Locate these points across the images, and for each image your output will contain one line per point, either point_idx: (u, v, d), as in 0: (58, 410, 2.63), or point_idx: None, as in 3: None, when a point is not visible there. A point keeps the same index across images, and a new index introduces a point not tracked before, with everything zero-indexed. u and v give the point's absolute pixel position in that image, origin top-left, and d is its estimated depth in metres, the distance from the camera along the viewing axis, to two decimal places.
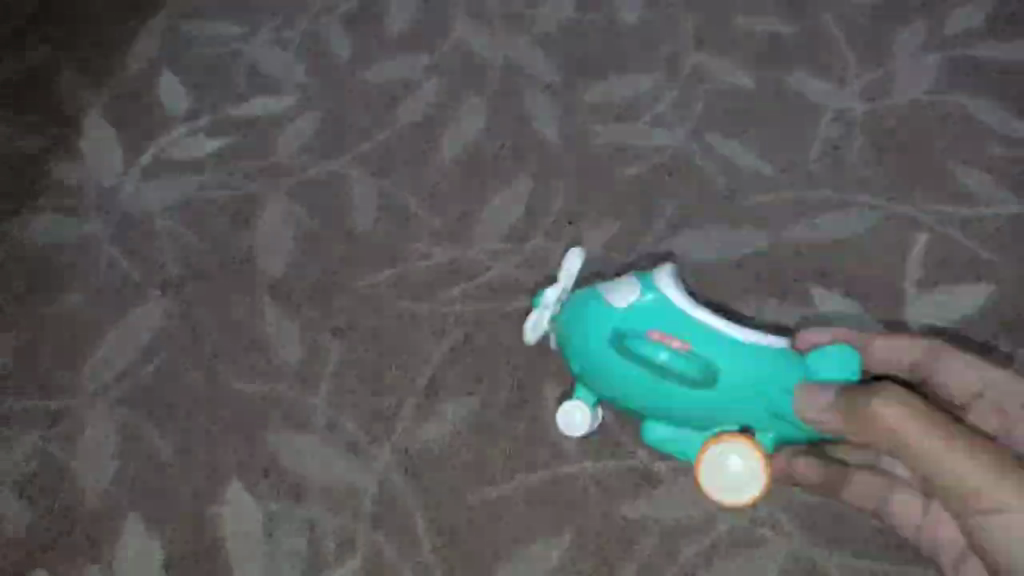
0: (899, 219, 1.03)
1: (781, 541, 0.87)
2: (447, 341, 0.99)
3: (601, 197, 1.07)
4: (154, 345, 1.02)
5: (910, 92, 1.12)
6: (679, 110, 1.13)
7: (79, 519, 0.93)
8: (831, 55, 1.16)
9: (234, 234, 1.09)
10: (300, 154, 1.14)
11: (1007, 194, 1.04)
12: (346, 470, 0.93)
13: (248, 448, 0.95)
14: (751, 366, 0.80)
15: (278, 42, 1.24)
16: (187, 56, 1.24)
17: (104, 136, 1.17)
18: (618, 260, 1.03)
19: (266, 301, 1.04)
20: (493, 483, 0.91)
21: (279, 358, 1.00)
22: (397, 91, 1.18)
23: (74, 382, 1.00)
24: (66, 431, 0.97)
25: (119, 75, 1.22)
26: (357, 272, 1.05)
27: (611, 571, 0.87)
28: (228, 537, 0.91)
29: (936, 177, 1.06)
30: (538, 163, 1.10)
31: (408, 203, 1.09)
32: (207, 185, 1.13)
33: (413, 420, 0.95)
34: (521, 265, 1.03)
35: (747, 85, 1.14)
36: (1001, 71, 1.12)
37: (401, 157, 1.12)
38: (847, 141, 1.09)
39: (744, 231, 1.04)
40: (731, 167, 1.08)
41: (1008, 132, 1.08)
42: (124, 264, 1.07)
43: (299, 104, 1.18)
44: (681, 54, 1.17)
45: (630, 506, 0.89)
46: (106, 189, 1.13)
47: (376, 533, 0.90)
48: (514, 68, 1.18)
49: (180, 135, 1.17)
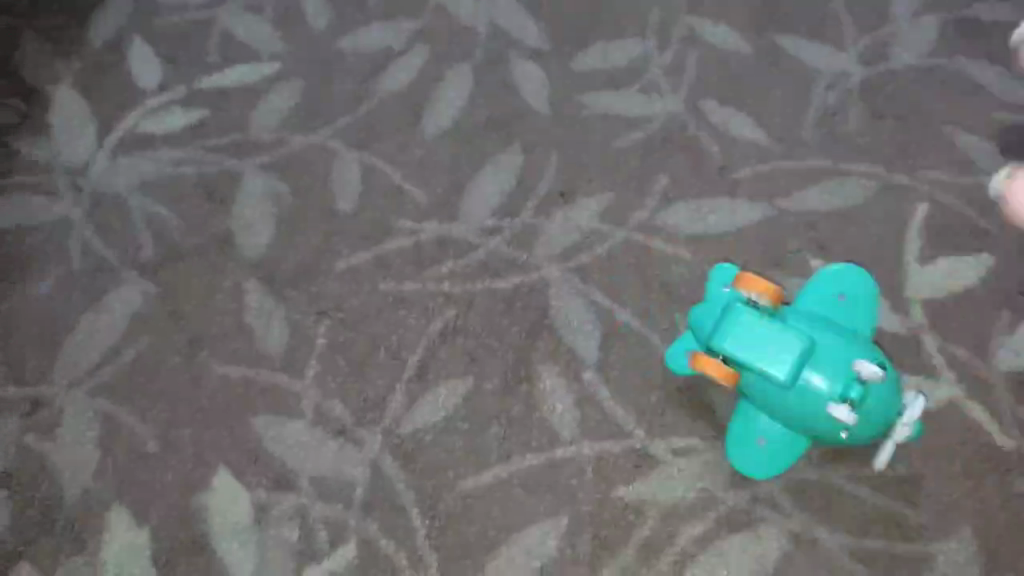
0: (899, 189, 1.00)
1: (780, 520, 0.85)
2: (438, 323, 0.96)
3: (592, 168, 1.04)
4: (131, 331, 0.98)
5: (908, 56, 1.09)
6: (671, 78, 1.09)
7: (62, 513, 0.89)
8: (828, 18, 1.12)
9: (211, 212, 1.04)
10: (277, 127, 1.09)
11: (1006, 161, 1.01)
12: (338, 457, 0.90)
13: (236, 437, 0.92)
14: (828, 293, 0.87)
15: (252, 8, 1.19)
16: (157, 24, 1.18)
17: (70, 112, 1.11)
18: (610, 235, 0.99)
19: (248, 282, 1.00)
20: (489, 468, 0.89)
21: (264, 343, 0.96)
22: (380, 61, 1.13)
23: (50, 371, 0.96)
24: (44, 422, 0.94)
25: (84, 44, 1.16)
26: (342, 250, 1.01)
27: (608, 553, 0.84)
28: (216, 528, 0.88)
29: (933, 144, 1.03)
30: (526, 133, 1.06)
31: (393, 177, 1.05)
32: (183, 163, 1.08)
33: (404, 405, 0.92)
34: (510, 242, 1.00)
35: (742, 51, 1.11)
36: (998, 35, 1.10)
37: (385, 128, 1.08)
38: (844, 109, 1.06)
39: (740, 203, 1.00)
40: (726, 137, 1.05)
41: (1004, 98, 1.06)
42: (97, 246, 1.03)
43: (275, 74, 1.13)
44: (673, 18, 1.13)
45: (626, 487, 0.87)
46: (77, 169, 1.07)
47: (370, 521, 0.87)
48: (500, 35, 1.14)
49: (152, 109, 1.11)
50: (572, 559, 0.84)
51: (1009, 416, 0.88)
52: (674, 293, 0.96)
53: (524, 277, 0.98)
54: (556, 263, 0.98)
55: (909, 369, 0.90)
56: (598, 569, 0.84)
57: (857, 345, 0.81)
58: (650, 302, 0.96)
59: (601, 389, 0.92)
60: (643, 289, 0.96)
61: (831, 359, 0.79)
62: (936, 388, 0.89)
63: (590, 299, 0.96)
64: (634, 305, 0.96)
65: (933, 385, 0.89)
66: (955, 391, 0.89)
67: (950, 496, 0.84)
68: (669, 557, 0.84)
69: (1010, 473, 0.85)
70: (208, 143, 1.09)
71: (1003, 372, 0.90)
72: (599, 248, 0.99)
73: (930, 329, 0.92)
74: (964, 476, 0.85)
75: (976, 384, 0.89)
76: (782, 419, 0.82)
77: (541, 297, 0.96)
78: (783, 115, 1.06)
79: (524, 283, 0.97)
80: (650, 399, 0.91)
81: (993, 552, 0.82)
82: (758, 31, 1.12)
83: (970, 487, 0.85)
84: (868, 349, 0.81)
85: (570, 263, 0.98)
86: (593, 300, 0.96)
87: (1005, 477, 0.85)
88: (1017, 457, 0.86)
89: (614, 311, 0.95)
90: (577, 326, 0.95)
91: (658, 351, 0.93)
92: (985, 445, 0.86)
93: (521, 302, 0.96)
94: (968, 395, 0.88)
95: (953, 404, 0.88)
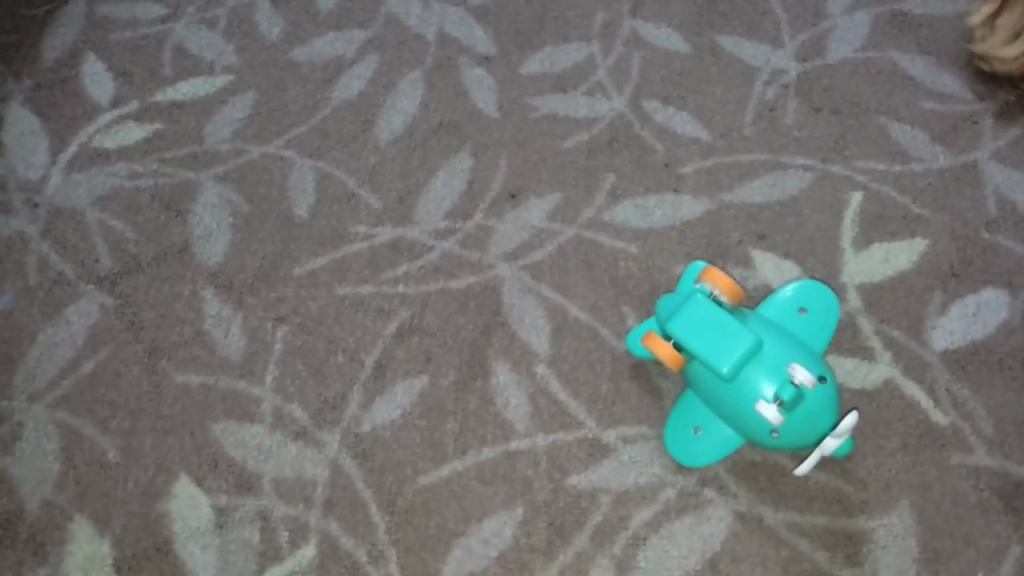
0: (835, 179, 1.04)
1: (727, 501, 0.88)
2: (394, 324, 0.98)
3: (542, 168, 1.06)
4: (90, 343, 0.99)
5: (842, 51, 1.13)
6: (616, 79, 1.12)
7: (23, 525, 0.90)
8: (765, 17, 1.16)
9: (167, 223, 1.06)
10: (232, 138, 1.11)
11: (937, 149, 1.06)
12: (298, 458, 0.92)
13: (196, 442, 0.93)
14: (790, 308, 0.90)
15: (205, 22, 1.20)
16: (110, 40, 1.19)
17: (25, 129, 1.12)
18: (559, 233, 1.02)
19: (206, 291, 1.01)
20: (446, 462, 0.91)
21: (223, 350, 0.98)
22: (333, 70, 1.15)
23: (9, 386, 0.97)
24: (4, 436, 0.94)
25: (37, 62, 1.17)
26: (298, 256, 1.03)
27: (563, 541, 0.87)
28: (178, 533, 0.89)
29: (868, 135, 1.07)
30: (477, 136, 1.09)
31: (347, 183, 1.07)
32: (139, 176, 1.09)
33: (362, 405, 0.94)
34: (463, 242, 1.02)
35: (683, 51, 1.14)
36: (927, 29, 1.14)
37: (339, 135, 1.10)
38: (782, 104, 1.09)
39: (684, 197, 1.04)
40: (670, 134, 1.08)
41: (934, 88, 1.10)
42: (54, 260, 1.03)
43: (229, 85, 1.15)
44: (617, 21, 1.17)
45: (579, 475, 0.89)
46: (33, 185, 1.08)
47: (331, 520, 0.89)
48: (450, 42, 1.17)
49: (107, 123, 1.13)
50: (528, 547, 0.87)
51: (943, 394, 0.92)
52: (622, 287, 0.99)
53: (477, 277, 1.00)
54: (508, 262, 1.01)
55: (846, 352, 0.94)
56: (554, 555, 0.86)
57: (804, 356, 0.83)
58: (600, 297, 0.98)
59: (554, 382, 0.94)
60: (593, 284, 0.99)
61: (774, 364, 0.82)
62: (871, 369, 0.93)
63: (541, 295, 0.99)
64: (584, 300, 0.98)
65: (870, 367, 0.93)
66: (893, 371, 0.93)
67: (889, 472, 0.88)
68: (622, 541, 0.86)
69: (944, 448, 0.89)
70: (163, 155, 1.10)
71: (937, 351, 0.94)
72: (549, 246, 1.01)
73: (866, 313, 0.96)
74: (900, 452, 0.89)
75: (912, 363, 0.93)
76: (718, 410, 0.85)
77: (494, 296, 0.99)
78: (724, 112, 1.09)
79: (477, 282, 1.00)
80: (601, 390, 0.94)
81: (930, 523, 0.86)
82: (699, 32, 1.15)
83: (907, 462, 0.89)
84: (814, 362, 0.84)
85: (521, 261, 1.01)
86: (544, 296, 0.99)
87: (939, 451, 0.89)
88: (950, 432, 0.90)
89: (565, 306, 0.98)
90: (530, 322, 0.97)
91: (608, 344, 0.96)
92: (921, 421, 0.90)
93: (476, 302, 0.99)
94: (904, 375, 0.92)
95: (890, 384, 0.92)
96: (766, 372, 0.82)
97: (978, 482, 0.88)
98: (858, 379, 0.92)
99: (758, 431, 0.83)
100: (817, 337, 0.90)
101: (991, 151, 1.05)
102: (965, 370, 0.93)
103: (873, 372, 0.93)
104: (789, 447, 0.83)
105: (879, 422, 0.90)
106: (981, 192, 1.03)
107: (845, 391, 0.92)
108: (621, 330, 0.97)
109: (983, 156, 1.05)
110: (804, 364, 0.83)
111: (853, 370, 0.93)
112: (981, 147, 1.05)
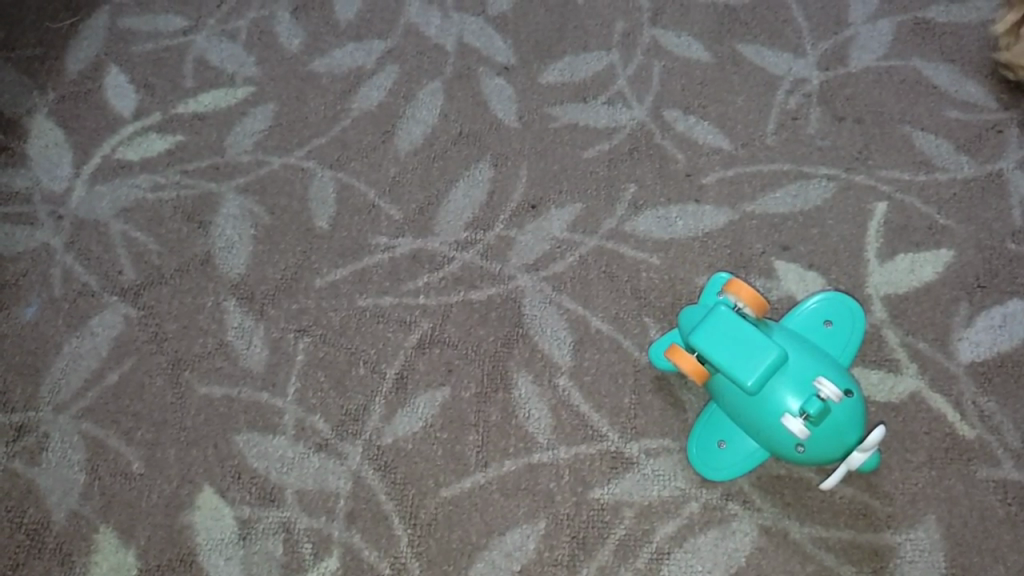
0: (858, 188, 1.03)
1: (752, 515, 0.87)
2: (415, 335, 0.98)
3: (562, 179, 1.06)
4: (114, 354, 1.00)
5: (863, 60, 1.12)
6: (637, 88, 1.12)
7: (50, 536, 0.91)
8: (786, 26, 1.16)
9: (190, 235, 1.06)
10: (254, 149, 1.11)
11: (962, 159, 1.04)
12: (321, 470, 0.92)
13: (219, 454, 0.94)
14: (813, 323, 0.90)
15: (226, 33, 1.21)
16: (132, 52, 1.21)
17: (49, 141, 1.13)
18: (580, 243, 1.02)
19: (228, 302, 1.02)
20: (467, 475, 0.91)
21: (245, 360, 0.98)
22: (352, 81, 1.16)
23: (34, 397, 0.98)
24: (30, 447, 0.95)
25: (61, 74, 1.19)
26: (319, 267, 1.03)
27: (587, 554, 0.87)
28: (202, 544, 0.90)
29: (891, 144, 1.06)
30: (497, 148, 1.09)
31: (368, 194, 1.07)
32: (161, 188, 1.10)
33: (384, 417, 0.94)
34: (484, 254, 1.02)
35: (703, 60, 1.14)
36: (951, 37, 1.13)
37: (359, 147, 1.11)
38: (804, 113, 1.09)
39: (706, 208, 1.03)
40: (691, 144, 1.08)
41: (959, 97, 1.09)
42: (78, 272, 1.04)
43: (249, 97, 1.15)
44: (636, 30, 1.17)
45: (601, 489, 0.89)
46: (57, 197, 1.09)
47: (353, 532, 0.89)
48: (470, 52, 1.17)
49: (130, 135, 1.14)
50: (551, 561, 0.86)
51: (970, 407, 0.90)
52: (644, 298, 0.99)
53: (499, 288, 1.00)
54: (529, 273, 1.01)
55: (872, 364, 0.93)
56: (577, 568, 0.86)
57: (829, 369, 0.82)
58: (622, 309, 0.98)
59: (576, 394, 0.94)
60: (615, 296, 0.99)
61: (799, 377, 0.81)
62: (898, 382, 0.92)
63: (562, 306, 0.99)
64: (605, 311, 0.98)
65: (897, 379, 0.92)
66: (920, 383, 0.92)
67: (915, 486, 0.87)
68: (646, 556, 0.86)
69: (972, 461, 0.88)
70: (185, 167, 1.11)
71: (964, 364, 0.92)
72: (570, 256, 1.01)
73: (892, 325, 0.95)
74: (927, 466, 0.88)
75: (939, 376, 0.92)
76: (743, 424, 0.85)
77: (515, 306, 0.99)
78: (745, 122, 1.09)
79: (499, 293, 1.00)
80: (624, 403, 0.93)
81: (958, 538, 0.85)
82: (718, 41, 1.15)
83: (934, 477, 0.88)
84: (840, 375, 0.83)
85: (542, 272, 1.01)
86: (565, 307, 0.98)
87: (966, 466, 0.88)
88: (976, 445, 0.89)
89: (587, 318, 0.98)
90: (552, 334, 0.97)
91: (631, 356, 0.96)
92: (948, 435, 0.89)
93: (497, 313, 0.99)
94: (931, 387, 0.91)
95: (916, 398, 0.91)
96: (792, 385, 0.81)
97: (1006, 497, 0.86)
98: (884, 393, 0.91)
99: (783, 446, 0.82)
100: (842, 351, 0.89)
101: (1016, 161, 1.04)
102: (992, 382, 0.91)
103: (901, 386, 0.92)
104: (816, 462, 0.82)
105: (905, 436, 0.89)
106: (1007, 202, 1.01)
107: (871, 405, 0.91)
108: (643, 342, 0.96)
109: (1008, 165, 1.04)
110: (830, 378, 0.82)
111: (879, 383, 0.92)
112: (1006, 156, 1.04)
